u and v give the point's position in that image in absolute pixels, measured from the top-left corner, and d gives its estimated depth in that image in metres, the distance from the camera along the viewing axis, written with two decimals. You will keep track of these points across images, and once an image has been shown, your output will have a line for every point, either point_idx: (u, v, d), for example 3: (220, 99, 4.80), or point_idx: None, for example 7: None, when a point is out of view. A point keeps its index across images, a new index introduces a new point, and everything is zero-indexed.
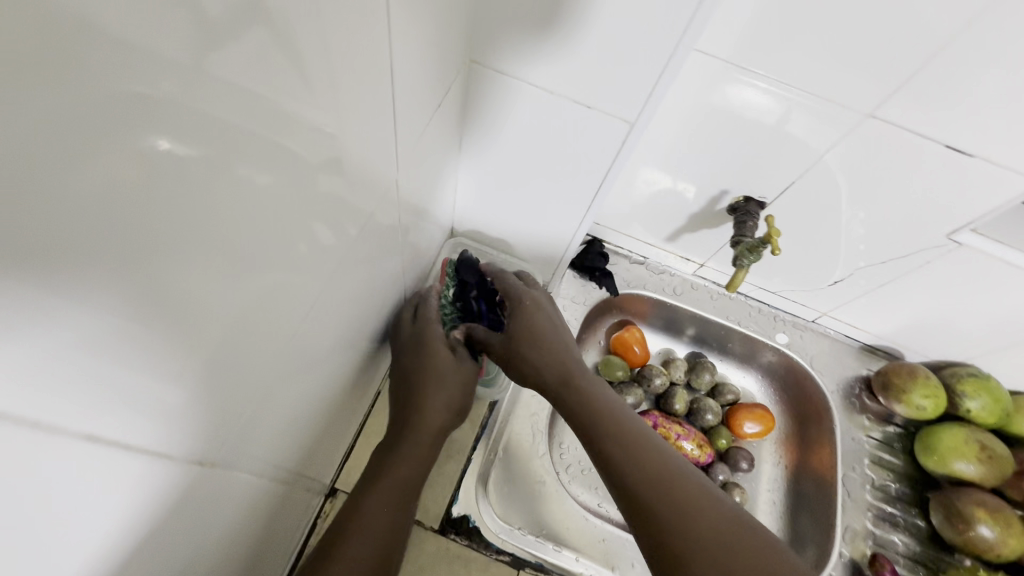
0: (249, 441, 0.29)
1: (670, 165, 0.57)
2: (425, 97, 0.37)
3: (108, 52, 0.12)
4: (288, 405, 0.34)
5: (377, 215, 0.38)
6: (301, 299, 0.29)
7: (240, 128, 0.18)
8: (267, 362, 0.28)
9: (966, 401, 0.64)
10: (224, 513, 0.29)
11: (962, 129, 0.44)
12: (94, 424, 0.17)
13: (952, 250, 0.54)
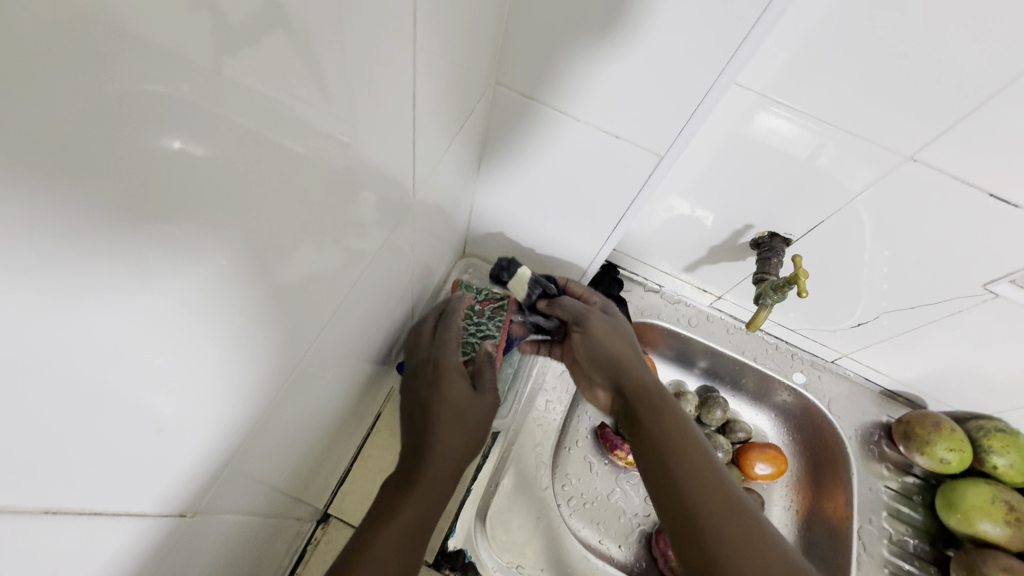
0: (243, 477, 0.27)
1: (690, 195, 0.56)
2: (446, 118, 0.35)
3: (121, 46, 0.11)
4: (285, 434, 0.32)
5: (391, 238, 0.36)
6: (307, 327, 0.27)
7: (257, 139, 0.17)
8: (268, 395, 0.26)
9: (992, 456, 0.61)
10: (211, 555, 0.27)
11: (1009, 177, 0.42)
12: (88, 457, 0.15)
13: (987, 301, 0.52)
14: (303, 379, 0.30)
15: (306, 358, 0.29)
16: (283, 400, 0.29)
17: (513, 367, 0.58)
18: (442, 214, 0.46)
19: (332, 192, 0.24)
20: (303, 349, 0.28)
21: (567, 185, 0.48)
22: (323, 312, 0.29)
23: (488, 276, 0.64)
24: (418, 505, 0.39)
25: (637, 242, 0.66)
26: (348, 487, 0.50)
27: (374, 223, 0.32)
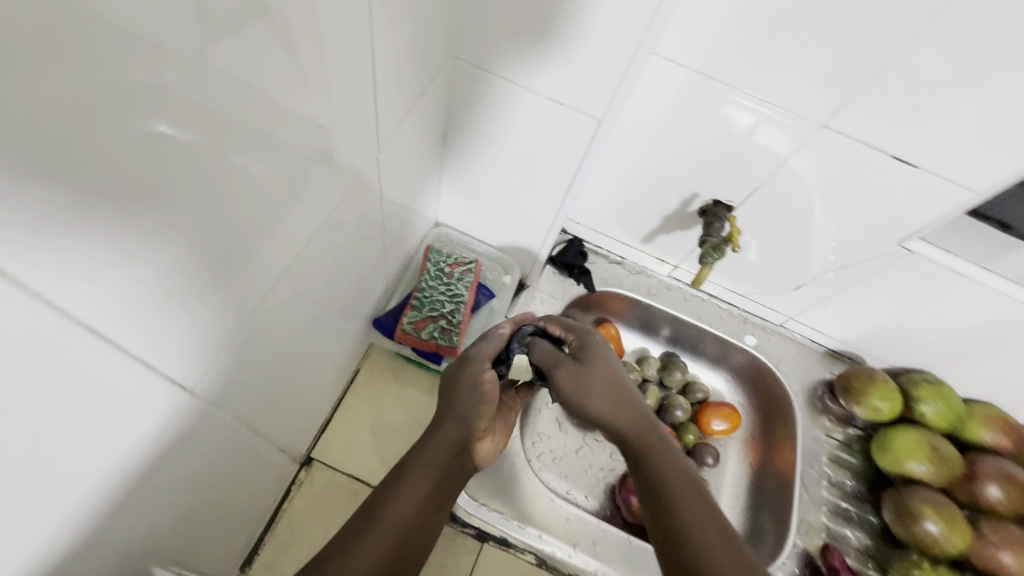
0: (208, 368, 0.33)
1: (642, 168, 0.61)
2: (391, 83, 0.41)
3: (116, 47, 0.18)
4: (251, 349, 0.37)
5: (344, 189, 0.41)
6: (262, 246, 0.33)
7: (212, 109, 0.24)
8: (226, 296, 0.31)
9: (920, 405, 0.67)
10: (182, 432, 0.33)
11: (905, 140, 0.47)
12: (82, 324, 0.22)
13: (903, 258, 0.58)
14: (262, 297, 0.36)
15: (264, 276, 0.35)
16: (246, 309, 0.34)
17: (478, 323, 0.66)
18: (401, 177, 0.52)
19: (282, 127, 0.30)
20: (258, 264, 0.34)
21: (520, 155, 0.54)
22: (277, 236, 0.35)
23: (458, 244, 0.70)
24: (437, 465, 0.45)
25: (597, 215, 0.72)
26: (328, 433, 0.55)
27: (325, 169, 0.37)
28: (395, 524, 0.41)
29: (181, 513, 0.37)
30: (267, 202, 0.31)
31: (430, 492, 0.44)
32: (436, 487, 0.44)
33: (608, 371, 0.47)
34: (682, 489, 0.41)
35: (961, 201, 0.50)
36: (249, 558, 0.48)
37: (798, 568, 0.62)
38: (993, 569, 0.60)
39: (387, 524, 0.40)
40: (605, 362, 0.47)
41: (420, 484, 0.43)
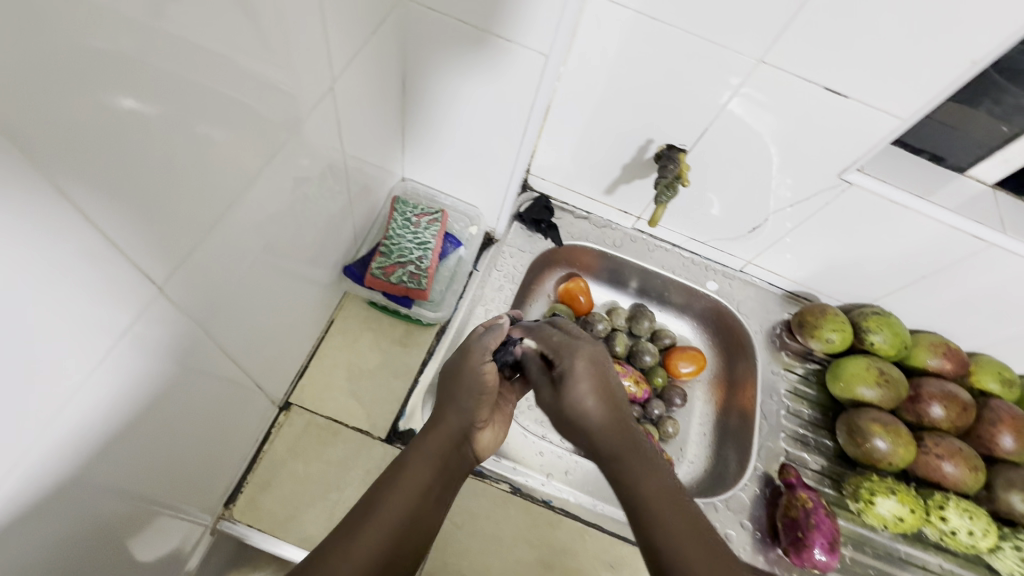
0: (189, 287, 0.36)
1: (599, 114, 0.65)
2: (348, 26, 0.44)
3: (75, 16, 0.22)
4: (225, 276, 0.40)
5: (304, 127, 0.44)
6: (229, 173, 0.36)
7: (164, 70, 0.28)
8: (200, 216, 0.35)
9: (869, 334, 0.71)
10: (169, 347, 0.36)
11: (831, 71, 0.51)
12: (77, 265, 0.27)
13: (844, 190, 0.62)
14: (233, 226, 0.39)
15: (234, 205, 0.38)
16: (217, 234, 0.37)
17: (448, 271, 0.69)
18: (363, 125, 0.54)
19: (235, 51, 0.33)
20: (229, 191, 0.37)
21: (477, 101, 0.57)
22: (243, 166, 0.38)
23: (425, 197, 0.73)
24: (437, 458, 0.45)
25: (561, 168, 0.75)
26: (306, 380, 0.58)
27: (283, 103, 0.40)
28: (391, 517, 0.40)
29: (173, 433, 0.40)
30: (228, 127, 0.35)
31: (430, 483, 0.43)
32: (437, 478, 0.44)
33: (594, 371, 0.43)
34: (665, 509, 0.37)
35: (891, 130, 0.54)
36: (232, 496, 0.51)
37: (760, 489, 0.66)
38: (933, 477, 0.65)
39: (384, 517, 0.40)
40: (591, 360, 0.44)
41: (419, 475, 0.43)
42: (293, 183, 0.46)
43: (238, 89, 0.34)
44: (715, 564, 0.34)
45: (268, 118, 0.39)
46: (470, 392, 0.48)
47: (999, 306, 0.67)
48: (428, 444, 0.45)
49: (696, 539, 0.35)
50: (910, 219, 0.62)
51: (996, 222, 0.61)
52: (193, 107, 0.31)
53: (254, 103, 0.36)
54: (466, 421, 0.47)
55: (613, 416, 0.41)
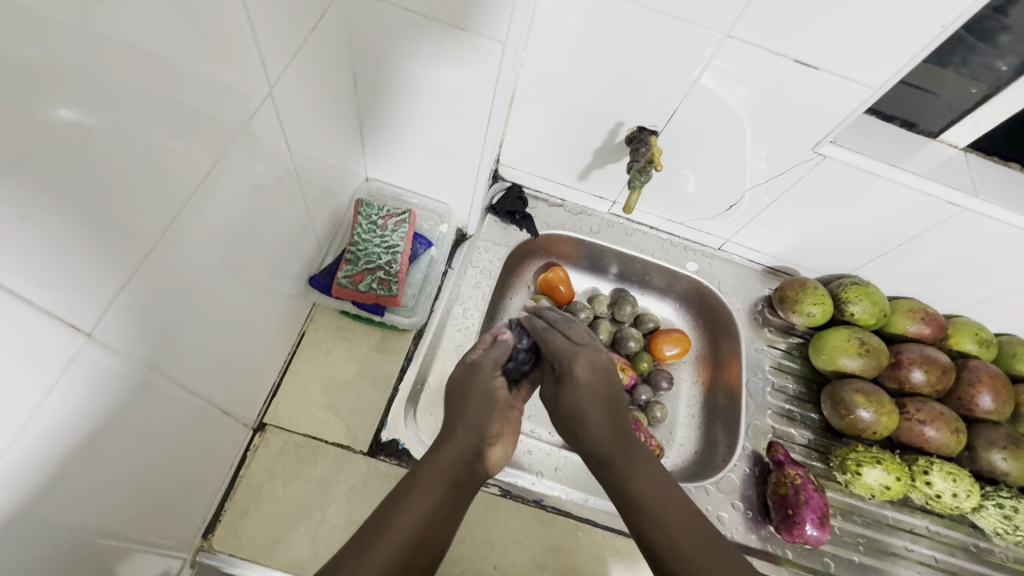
0: (135, 327, 0.34)
1: (565, 98, 0.62)
2: (285, 23, 0.41)
3: None
4: (177, 306, 0.38)
5: (248, 136, 0.41)
6: (162, 198, 0.34)
7: (62, 76, 0.25)
8: (133, 249, 0.32)
9: (850, 305, 0.71)
10: (125, 392, 0.34)
11: (796, 43, 0.50)
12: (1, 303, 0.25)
13: (819, 163, 0.61)
14: (179, 251, 0.36)
15: (174, 231, 0.35)
16: (160, 263, 0.35)
17: (420, 273, 0.67)
18: (315, 128, 0.52)
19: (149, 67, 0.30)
20: (167, 218, 0.34)
21: (434, 94, 0.54)
22: (180, 188, 0.35)
23: (391, 197, 0.71)
24: (446, 475, 0.42)
25: (531, 156, 0.73)
26: (280, 398, 0.56)
27: (219, 114, 0.37)
28: (402, 531, 0.38)
29: (139, 476, 0.38)
30: (152, 148, 0.32)
31: (441, 501, 0.41)
32: (449, 495, 0.41)
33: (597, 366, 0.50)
34: (642, 481, 0.42)
35: (863, 99, 0.53)
36: (211, 525, 0.49)
37: (749, 468, 0.66)
38: (917, 442, 0.66)
39: (393, 532, 0.37)
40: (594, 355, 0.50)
41: (428, 492, 0.40)
42: (244, 198, 0.44)
43: (159, 107, 0.31)
44: (692, 528, 0.39)
45: (203, 136, 0.36)
46: (481, 410, 0.48)
47: (974, 267, 0.68)
48: (439, 457, 0.43)
49: (674, 504, 0.40)
50: (885, 187, 0.61)
51: (969, 186, 0.60)
52: (101, 131, 0.28)
53: (184, 121, 0.34)
54: (478, 436, 0.46)
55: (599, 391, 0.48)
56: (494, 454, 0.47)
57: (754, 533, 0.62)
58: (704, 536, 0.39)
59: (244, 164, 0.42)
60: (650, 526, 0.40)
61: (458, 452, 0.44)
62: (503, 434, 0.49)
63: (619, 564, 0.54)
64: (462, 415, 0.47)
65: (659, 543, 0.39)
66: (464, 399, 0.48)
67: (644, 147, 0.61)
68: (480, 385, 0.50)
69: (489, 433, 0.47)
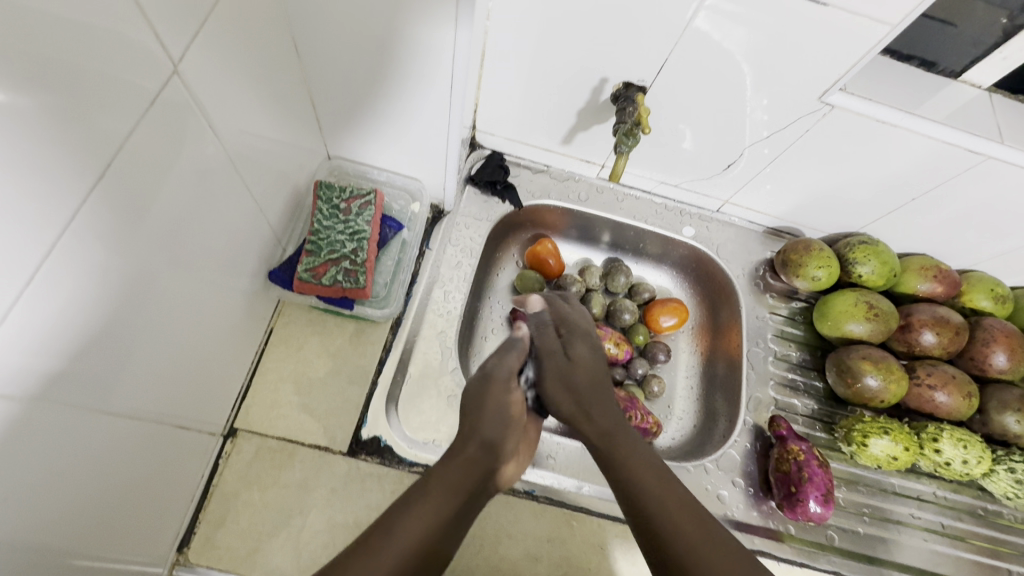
0: (41, 359, 0.29)
1: (542, 56, 0.56)
2: None
3: None
4: (94, 332, 0.33)
5: (168, 123, 0.36)
6: (45, 209, 0.28)
7: None
8: (12, 277, 0.27)
9: (857, 267, 0.66)
10: (35, 437, 0.30)
11: None
12: None
13: (826, 114, 0.55)
14: (86, 267, 0.31)
15: (69, 245, 0.30)
16: (55, 284, 0.30)
17: (391, 258, 0.63)
18: (255, 105, 0.46)
19: (17, 47, 0.24)
20: (51, 233, 0.29)
21: (393, 58, 0.48)
22: (74, 196, 0.29)
23: (356, 176, 0.66)
24: (459, 488, 0.38)
25: (509, 120, 0.66)
26: (250, 400, 0.53)
27: (125, 100, 0.31)
28: (413, 541, 0.34)
29: (79, 519, 0.35)
30: (49, 153, 0.27)
31: (452, 516, 0.37)
32: (459, 513, 0.38)
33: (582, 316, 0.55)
34: (650, 477, 0.40)
35: (876, 41, 0.47)
36: (185, 538, 0.47)
37: (750, 443, 0.63)
38: (926, 407, 0.63)
39: (402, 539, 0.34)
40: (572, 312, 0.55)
41: (439, 504, 0.37)
42: (179, 195, 0.39)
43: (31, 105, 0.26)
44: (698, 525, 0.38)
45: (104, 132, 0.30)
46: (496, 423, 0.44)
47: (990, 221, 0.63)
48: (449, 470, 0.39)
49: (683, 509, 0.39)
50: (898, 136, 0.55)
51: (993, 132, 0.54)
52: None
53: (69, 115, 0.28)
54: (493, 451, 0.42)
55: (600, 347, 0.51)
56: (506, 470, 0.45)
57: (756, 509, 0.60)
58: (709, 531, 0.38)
59: (172, 154, 0.37)
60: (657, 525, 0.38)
61: (472, 475, 0.39)
62: (516, 450, 0.47)
63: (617, 551, 0.52)
64: (475, 430, 0.42)
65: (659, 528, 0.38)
66: (479, 410, 0.44)
67: (631, 106, 0.55)
68: (496, 397, 0.45)
69: (505, 447, 0.44)
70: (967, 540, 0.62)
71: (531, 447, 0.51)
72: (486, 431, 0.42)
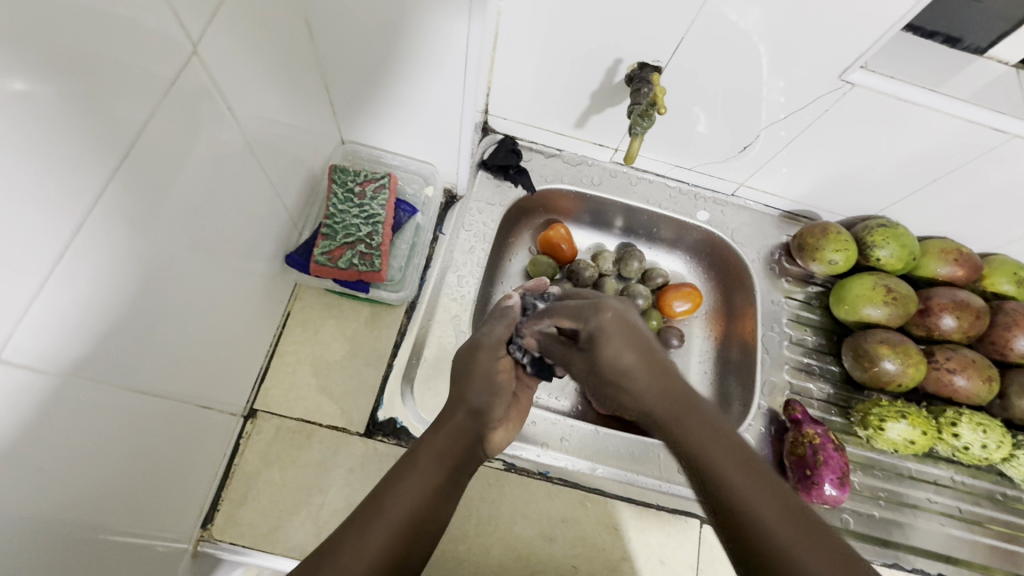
0: (68, 342, 0.30)
1: (555, 38, 0.55)
2: None
3: None
4: (117, 313, 0.34)
5: (185, 106, 0.36)
6: (67, 192, 0.28)
7: None
8: (36, 259, 0.27)
9: (876, 250, 0.65)
10: (64, 413, 0.31)
11: None
12: None
13: (846, 93, 0.54)
14: (108, 250, 0.32)
15: (93, 228, 0.30)
16: (79, 265, 0.30)
17: (406, 242, 0.63)
18: (270, 91, 0.46)
19: (37, 36, 0.25)
20: (75, 216, 0.29)
21: (409, 42, 0.48)
22: (94, 179, 0.30)
23: (370, 162, 0.67)
24: (447, 457, 0.38)
25: (521, 103, 0.66)
26: (269, 382, 0.54)
27: (143, 86, 0.32)
28: (402, 515, 0.34)
29: (107, 498, 0.36)
30: (74, 137, 0.28)
31: (442, 483, 0.37)
32: (448, 480, 0.38)
33: (625, 328, 0.42)
34: (723, 455, 0.35)
35: (897, 16, 0.46)
36: (209, 516, 0.48)
37: (764, 427, 0.63)
38: (945, 391, 0.63)
39: (396, 512, 0.34)
40: (616, 321, 0.42)
41: (431, 472, 0.37)
42: (198, 179, 0.39)
43: (58, 86, 0.26)
44: (799, 521, 0.32)
45: (123, 116, 0.31)
46: (485, 388, 0.44)
47: (1014, 202, 0.62)
48: (434, 441, 0.39)
49: (770, 492, 0.33)
50: (919, 115, 0.54)
51: (1020, 110, 0.53)
52: None
53: (92, 101, 0.29)
54: (479, 420, 0.42)
55: (642, 360, 0.40)
56: (493, 440, 0.45)
57: None
58: (807, 523, 0.32)
59: (190, 138, 0.37)
60: (738, 508, 0.33)
61: (460, 442, 0.40)
62: (505, 418, 0.47)
63: (632, 532, 0.53)
64: (460, 401, 0.43)
65: (743, 512, 0.32)
66: (465, 381, 0.44)
67: (646, 87, 0.54)
68: (483, 368, 0.45)
69: (491, 417, 0.44)
70: (983, 525, 0.62)
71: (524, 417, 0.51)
72: (471, 399, 0.43)
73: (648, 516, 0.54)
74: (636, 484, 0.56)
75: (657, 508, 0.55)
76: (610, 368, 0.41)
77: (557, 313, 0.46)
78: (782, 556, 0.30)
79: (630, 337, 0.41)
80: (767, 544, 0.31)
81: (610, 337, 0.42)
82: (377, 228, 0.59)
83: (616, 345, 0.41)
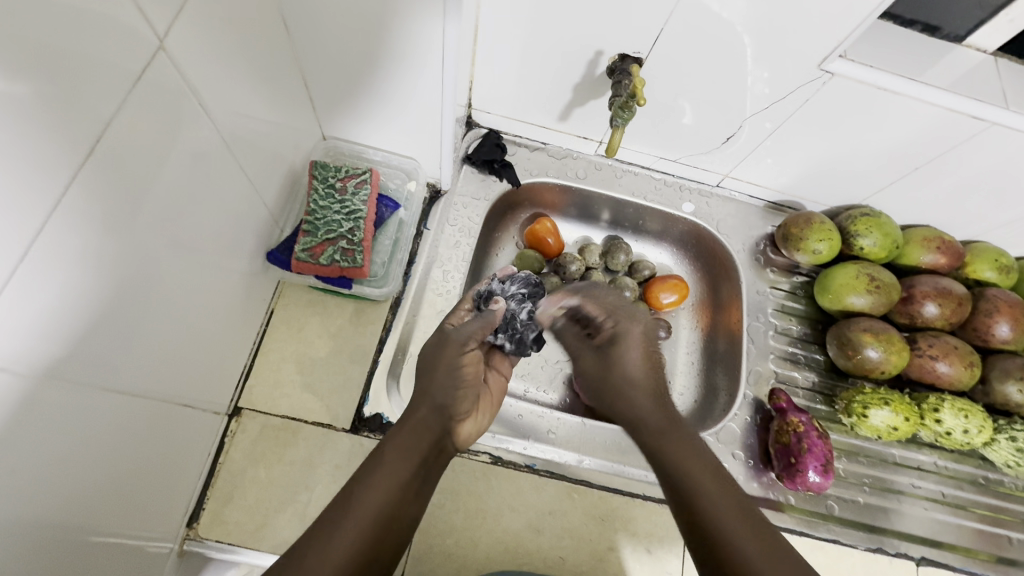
0: (39, 342, 0.30)
1: (536, 30, 0.55)
2: None
3: None
4: (91, 313, 0.33)
5: (156, 102, 0.35)
6: (33, 191, 0.28)
7: None
8: (2, 259, 0.27)
9: (859, 239, 0.65)
10: (45, 413, 0.31)
11: None
12: None
13: (826, 82, 0.54)
14: (78, 248, 0.31)
15: (60, 226, 0.30)
16: (47, 264, 0.30)
17: (389, 238, 0.63)
18: (247, 86, 0.46)
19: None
20: (40, 212, 0.29)
21: (389, 37, 0.47)
22: (61, 176, 0.29)
23: (353, 158, 0.66)
24: (412, 451, 0.38)
25: (504, 97, 0.66)
26: (254, 380, 0.54)
27: (111, 83, 0.31)
28: (371, 517, 0.34)
29: (87, 501, 0.36)
30: (37, 134, 0.28)
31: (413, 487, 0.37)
32: (416, 477, 0.37)
33: (646, 344, 0.48)
34: (705, 478, 0.37)
35: (873, 4, 0.46)
36: (195, 514, 0.48)
37: (750, 416, 0.64)
38: (928, 378, 0.63)
39: (364, 514, 0.34)
40: (642, 335, 0.48)
41: (396, 462, 0.37)
42: (174, 176, 0.39)
43: (19, 83, 0.26)
44: (763, 532, 0.34)
45: (91, 113, 0.30)
46: (447, 389, 0.44)
47: (992, 190, 0.62)
48: (397, 438, 0.38)
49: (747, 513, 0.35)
50: (898, 104, 0.54)
51: (998, 98, 0.53)
52: None
53: (53, 98, 0.28)
54: (444, 414, 0.42)
55: (648, 376, 0.45)
56: (462, 432, 0.44)
57: (756, 480, 0.60)
58: (775, 542, 0.33)
59: (164, 134, 0.37)
60: (708, 514, 0.35)
61: (424, 436, 0.39)
62: (475, 410, 0.46)
63: (618, 522, 0.53)
64: (426, 395, 0.42)
65: (716, 527, 0.34)
66: (429, 377, 0.44)
67: (626, 79, 0.54)
68: (445, 360, 0.46)
69: (457, 409, 0.43)
70: (967, 509, 0.63)
71: (498, 407, 0.49)
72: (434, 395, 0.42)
73: (635, 506, 0.54)
74: (623, 475, 0.56)
75: (644, 499, 0.55)
76: (623, 368, 0.46)
77: (589, 302, 0.52)
78: (746, 563, 0.32)
79: (651, 356, 0.47)
80: (736, 552, 0.33)
81: (633, 346, 0.47)
82: (360, 223, 0.59)
83: (635, 360, 0.46)
